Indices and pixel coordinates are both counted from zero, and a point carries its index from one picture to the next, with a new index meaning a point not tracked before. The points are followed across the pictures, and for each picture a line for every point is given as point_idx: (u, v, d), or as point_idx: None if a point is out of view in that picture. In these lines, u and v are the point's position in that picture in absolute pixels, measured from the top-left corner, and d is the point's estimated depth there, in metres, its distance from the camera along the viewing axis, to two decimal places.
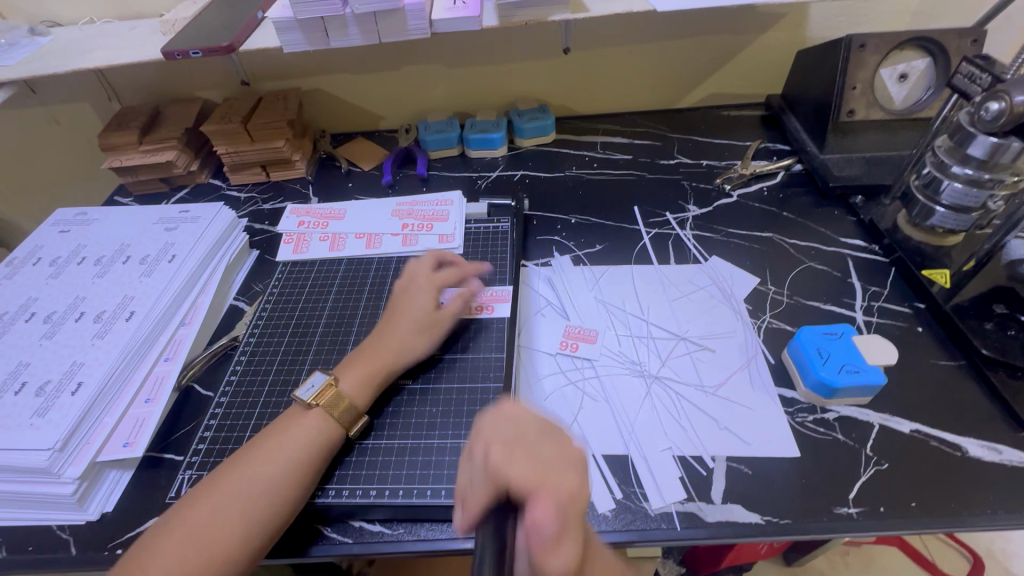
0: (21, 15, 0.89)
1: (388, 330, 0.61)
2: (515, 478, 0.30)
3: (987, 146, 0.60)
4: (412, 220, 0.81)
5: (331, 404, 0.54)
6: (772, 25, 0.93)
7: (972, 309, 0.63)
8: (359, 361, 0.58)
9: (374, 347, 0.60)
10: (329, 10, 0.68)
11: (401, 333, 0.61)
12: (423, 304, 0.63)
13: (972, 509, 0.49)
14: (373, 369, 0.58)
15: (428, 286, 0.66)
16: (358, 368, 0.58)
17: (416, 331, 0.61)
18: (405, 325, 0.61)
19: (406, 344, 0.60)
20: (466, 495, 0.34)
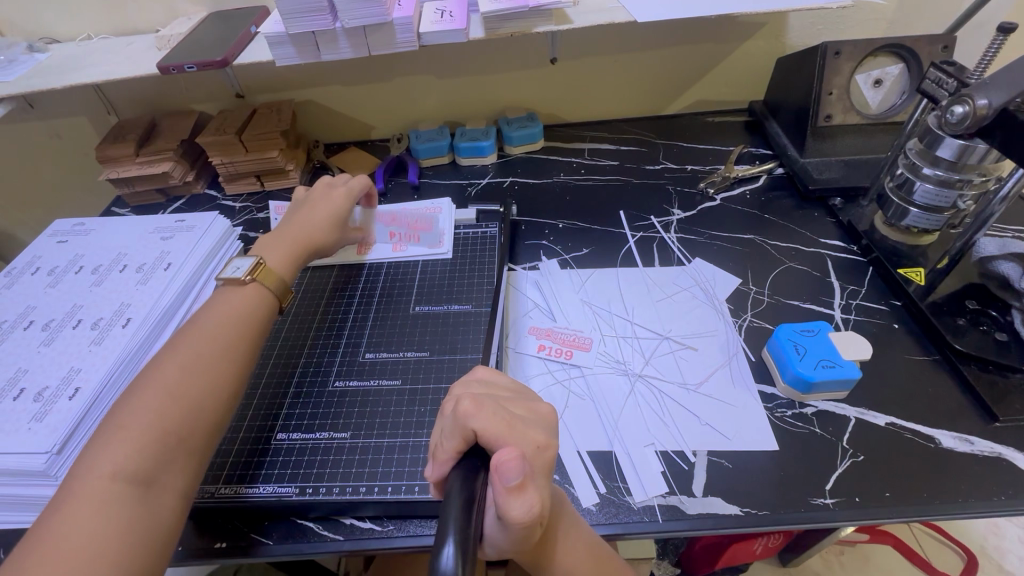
0: (20, 32, 0.91)
1: (305, 217, 0.69)
2: (481, 429, 0.34)
3: (955, 147, 0.63)
4: (400, 229, 0.81)
5: (265, 278, 0.61)
6: (752, 34, 0.95)
7: (946, 305, 0.65)
8: (278, 242, 0.66)
9: (288, 229, 0.68)
10: (319, 25, 0.71)
11: (315, 221, 0.69)
12: (343, 205, 0.72)
13: (943, 498, 0.51)
14: (295, 245, 0.66)
15: (345, 193, 0.73)
16: (279, 248, 0.66)
17: (330, 222, 0.70)
18: (324, 215, 0.70)
19: (322, 227, 0.69)
20: (436, 446, 0.38)
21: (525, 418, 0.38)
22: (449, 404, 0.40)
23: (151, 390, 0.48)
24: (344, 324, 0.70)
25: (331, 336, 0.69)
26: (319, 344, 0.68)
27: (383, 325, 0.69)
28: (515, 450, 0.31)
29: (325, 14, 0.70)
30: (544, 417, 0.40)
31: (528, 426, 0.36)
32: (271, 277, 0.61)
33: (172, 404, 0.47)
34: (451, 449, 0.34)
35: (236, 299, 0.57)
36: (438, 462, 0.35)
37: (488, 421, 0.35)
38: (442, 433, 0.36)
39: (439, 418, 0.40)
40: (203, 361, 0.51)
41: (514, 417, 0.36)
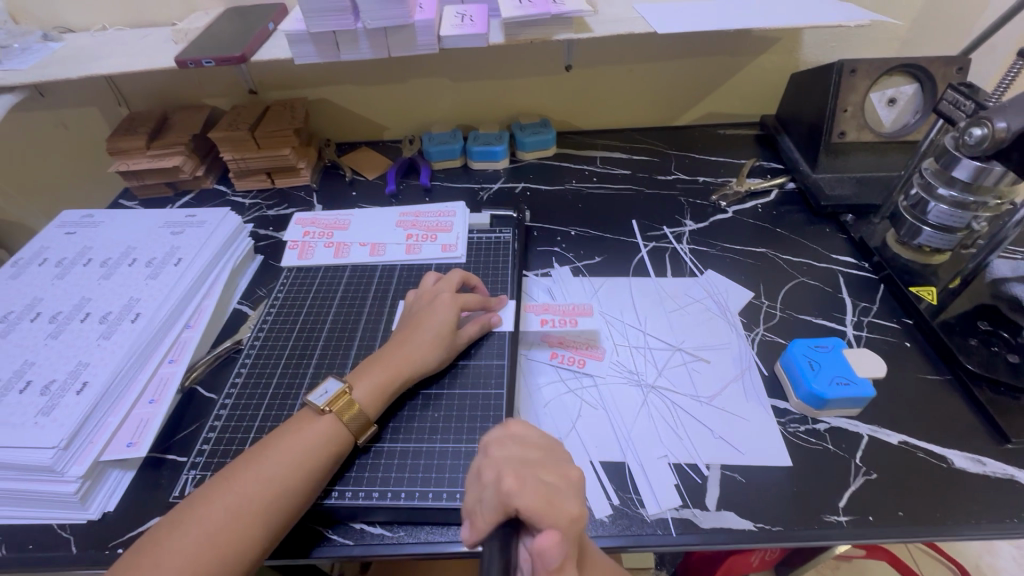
0: (35, 21, 0.91)
1: (407, 343, 0.60)
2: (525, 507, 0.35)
3: (971, 169, 0.63)
4: (554, 315, 0.70)
5: (344, 413, 0.54)
6: (766, 48, 0.96)
7: (957, 325, 0.66)
8: (371, 367, 0.58)
9: (392, 354, 0.59)
10: (341, 25, 0.70)
11: (417, 346, 0.60)
12: (446, 321, 0.62)
13: (956, 518, 0.51)
14: (388, 379, 0.57)
15: (449, 303, 0.64)
16: (370, 376, 0.57)
17: (434, 343, 0.61)
18: (424, 337, 0.61)
19: (422, 355, 0.60)
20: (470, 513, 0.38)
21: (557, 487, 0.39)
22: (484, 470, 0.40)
23: (266, 456, 0.50)
24: (358, 324, 0.70)
25: (342, 337, 0.68)
26: (332, 344, 0.67)
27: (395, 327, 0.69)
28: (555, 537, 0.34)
29: (347, 14, 0.70)
30: (576, 481, 0.41)
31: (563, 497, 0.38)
32: (352, 413, 0.54)
33: (256, 499, 0.47)
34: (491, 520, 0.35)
35: (337, 418, 0.53)
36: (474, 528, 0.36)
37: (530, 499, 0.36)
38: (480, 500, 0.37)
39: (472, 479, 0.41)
40: (322, 441, 0.52)
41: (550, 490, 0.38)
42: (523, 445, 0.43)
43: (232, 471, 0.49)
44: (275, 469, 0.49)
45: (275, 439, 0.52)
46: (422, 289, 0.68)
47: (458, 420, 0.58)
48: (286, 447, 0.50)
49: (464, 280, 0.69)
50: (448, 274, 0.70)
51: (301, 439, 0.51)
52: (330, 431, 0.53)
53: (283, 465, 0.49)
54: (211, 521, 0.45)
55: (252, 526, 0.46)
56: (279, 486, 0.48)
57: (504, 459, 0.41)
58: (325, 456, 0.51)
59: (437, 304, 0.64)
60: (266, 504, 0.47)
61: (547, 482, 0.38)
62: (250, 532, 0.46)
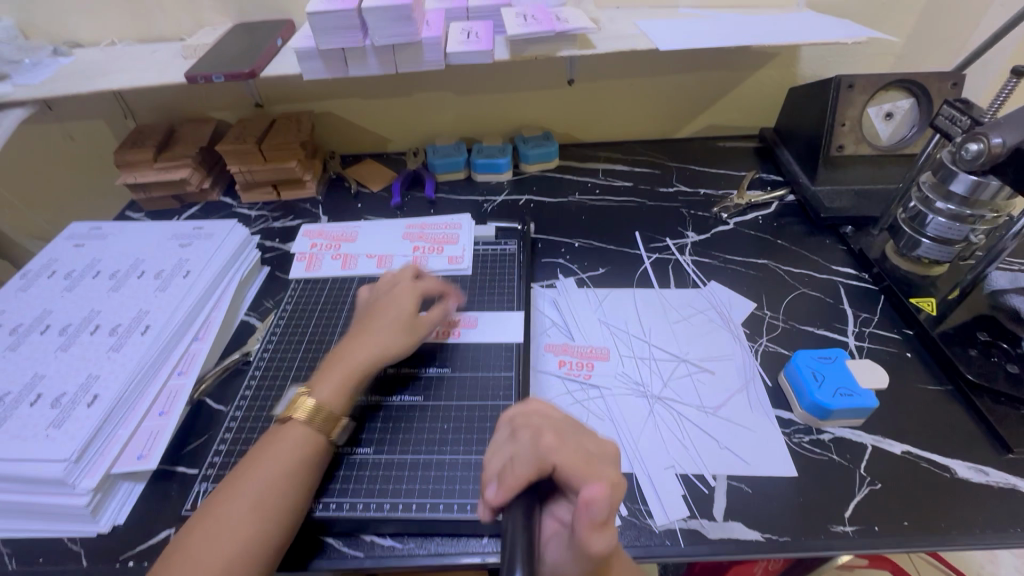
0: (45, 36, 0.92)
1: (359, 338, 0.61)
2: (561, 463, 0.37)
3: (968, 183, 0.65)
4: (571, 357, 0.69)
5: (309, 417, 0.54)
6: (765, 63, 0.98)
7: (957, 335, 0.67)
8: (324, 368, 0.59)
9: (343, 352, 0.60)
10: (350, 42, 0.72)
11: (371, 339, 0.61)
12: (400, 309, 0.63)
13: (961, 528, 0.51)
14: (344, 375, 0.58)
15: (404, 292, 0.65)
16: (325, 377, 0.58)
17: (389, 335, 0.61)
18: (380, 327, 0.62)
19: (376, 343, 0.60)
20: (500, 471, 0.39)
21: (598, 454, 0.40)
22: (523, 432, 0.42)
23: (255, 466, 0.51)
24: None
25: None
26: None
27: None
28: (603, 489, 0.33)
29: (357, 31, 0.71)
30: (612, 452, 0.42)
31: (603, 462, 0.39)
32: (320, 413, 0.54)
33: (251, 508, 0.48)
34: (524, 474, 0.37)
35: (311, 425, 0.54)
36: (504, 485, 0.37)
37: (568, 455, 0.38)
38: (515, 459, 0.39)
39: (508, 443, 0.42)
40: (304, 445, 0.53)
41: (591, 454, 0.39)
42: (549, 417, 0.44)
43: (214, 495, 0.49)
44: (266, 477, 0.50)
45: (253, 455, 0.52)
46: (376, 286, 0.69)
47: (467, 431, 0.58)
48: (272, 454, 0.52)
49: (418, 271, 0.70)
50: (403, 267, 0.71)
51: (284, 444, 0.52)
52: (306, 441, 0.53)
53: (271, 471, 0.50)
54: (210, 536, 0.46)
55: (240, 540, 0.46)
56: (271, 491, 0.49)
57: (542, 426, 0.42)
58: (300, 464, 0.51)
59: (388, 299, 0.65)
60: (249, 518, 0.47)
61: (587, 447, 0.40)
62: (250, 539, 0.46)
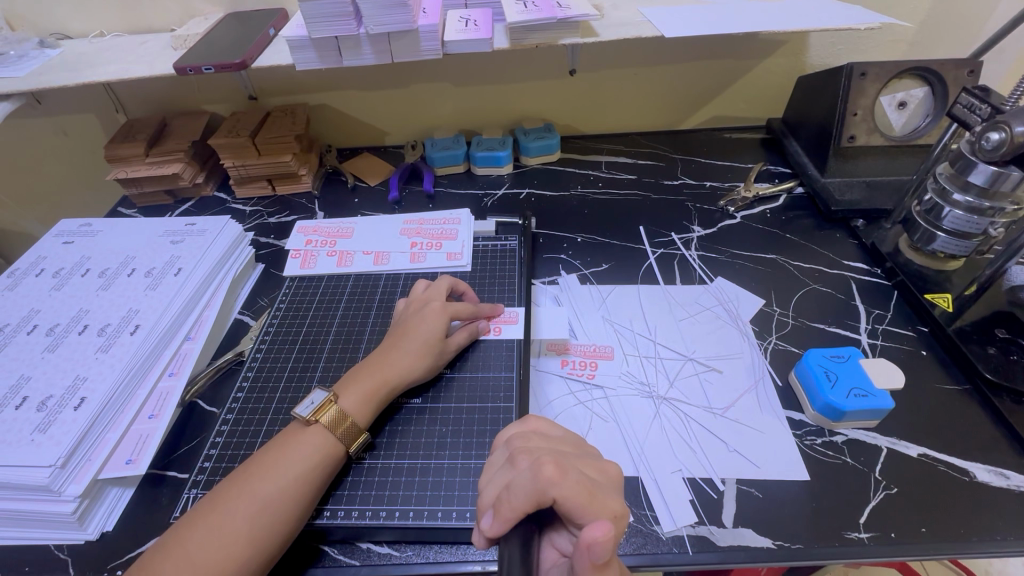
0: (32, 27, 0.90)
1: (393, 352, 0.59)
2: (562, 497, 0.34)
3: (988, 174, 0.62)
4: (574, 358, 0.67)
5: (333, 424, 0.52)
6: (773, 51, 0.95)
7: (975, 332, 0.64)
8: (357, 376, 0.57)
9: (377, 361, 0.58)
10: (344, 30, 0.69)
11: (405, 354, 0.59)
12: (434, 330, 0.60)
13: (980, 534, 0.49)
14: (373, 387, 0.56)
15: (439, 312, 0.62)
16: (356, 386, 0.56)
17: (421, 352, 0.59)
18: (412, 345, 0.59)
19: (409, 364, 0.58)
20: (497, 496, 0.37)
21: (600, 483, 0.38)
22: (519, 455, 0.39)
23: (259, 472, 0.48)
24: (362, 334, 0.68)
25: (346, 349, 0.67)
26: (336, 356, 0.66)
27: None
28: (607, 530, 0.32)
29: (350, 19, 0.68)
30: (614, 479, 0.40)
31: (605, 492, 0.37)
32: (341, 424, 0.53)
33: (249, 517, 0.45)
34: (521, 507, 0.34)
35: (324, 434, 0.52)
36: (501, 516, 0.35)
37: (570, 489, 0.35)
38: (511, 485, 0.36)
39: (503, 466, 0.40)
40: (314, 455, 0.50)
41: (593, 483, 0.37)
42: (548, 440, 0.43)
43: (220, 493, 0.48)
44: (269, 485, 0.47)
45: (267, 454, 0.50)
46: (412, 297, 0.67)
47: (466, 435, 0.56)
48: (278, 461, 0.49)
49: (452, 287, 0.67)
50: (436, 281, 0.68)
51: (291, 452, 0.50)
52: (322, 449, 0.51)
53: (275, 480, 0.48)
54: (203, 542, 0.44)
55: (240, 547, 0.44)
56: (271, 502, 0.47)
57: (540, 450, 0.40)
58: (313, 473, 0.49)
59: (425, 313, 0.62)
60: (254, 525, 0.45)
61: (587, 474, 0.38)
62: (243, 551, 0.44)
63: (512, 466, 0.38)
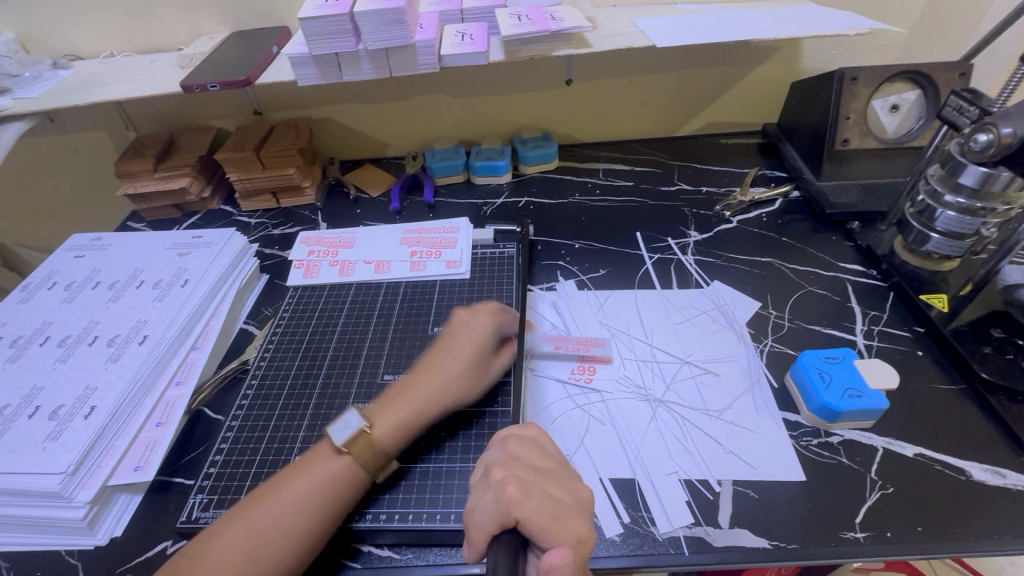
0: (45, 49, 0.93)
1: (434, 374, 0.59)
2: (526, 519, 0.35)
3: (978, 175, 0.63)
4: (570, 361, 0.68)
5: (366, 452, 0.52)
6: (767, 57, 0.96)
7: (971, 332, 0.64)
8: (390, 404, 0.56)
9: (419, 385, 0.58)
10: (343, 47, 0.71)
11: (448, 375, 0.59)
12: (475, 349, 0.62)
13: (977, 533, 0.50)
14: (409, 413, 0.56)
15: (484, 324, 0.65)
16: (393, 412, 0.55)
17: (465, 374, 0.60)
18: (454, 367, 0.60)
19: (451, 385, 0.59)
20: (467, 515, 0.38)
21: (566, 504, 0.38)
22: (492, 468, 0.40)
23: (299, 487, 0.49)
24: (363, 341, 0.70)
25: (349, 354, 0.68)
26: (338, 362, 0.67)
27: (401, 347, 0.68)
28: (564, 556, 0.34)
29: (349, 36, 0.70)
30: (585, 501, 0.40)
31: (570, 515, 0.37)
32: (375, 454, 0.52)
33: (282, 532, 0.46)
34: (486, 530, 0.35)
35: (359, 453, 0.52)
36: (472, 542, 0.36)
37: (532, 511, 0.36)
38: (477, 509, 0.37)
39: (478, 481, 0.41)
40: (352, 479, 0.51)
41: (557, 505, 0.37)
42: (539, 449, 0.44)
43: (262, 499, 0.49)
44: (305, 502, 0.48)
45: (297, 471, 0.51)
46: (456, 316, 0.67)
47: (464, 439, 0.57)
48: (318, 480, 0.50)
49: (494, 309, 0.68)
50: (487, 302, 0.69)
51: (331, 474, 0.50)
52: (345, 472, 0.51)
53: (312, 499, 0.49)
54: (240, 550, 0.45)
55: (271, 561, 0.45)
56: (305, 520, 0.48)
57: (517, 464, 0.41)
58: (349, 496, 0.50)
59: (466, 333, 0.63)
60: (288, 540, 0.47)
61: (554, 497, 0.38)
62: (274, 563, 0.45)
63: (485, 481, 0.40)
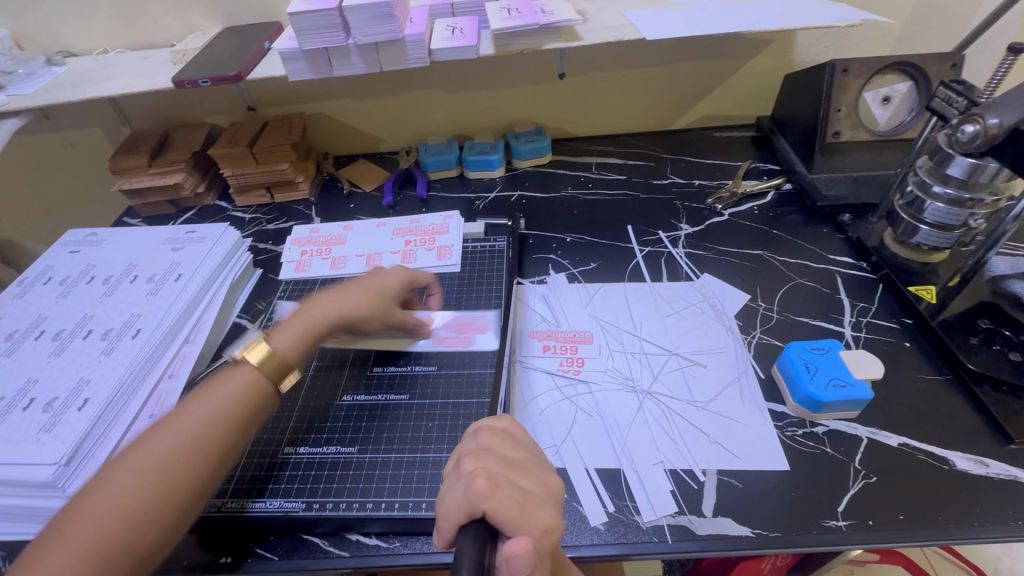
0: (39, 46, 0.93)
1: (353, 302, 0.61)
2: (494, 511, 0.35)
3: (965, 167, 0.62)
4: (559, 355, 0.68)
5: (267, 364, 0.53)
6: (760, 50, 0.96)
7: (958, 324, 0.65)
8: (296, 318, 0.58)
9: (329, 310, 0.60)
10: (332, 42, 0.72)
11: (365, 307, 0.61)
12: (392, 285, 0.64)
13: (958, 521, 0.50)
14: (314, 326, 0.58)
15: (397, 273, 0.66)
16: (299, 326, 0.57)
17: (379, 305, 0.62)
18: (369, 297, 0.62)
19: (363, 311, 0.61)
20: (439, 504, 0.38)
21: (535, 495, 0.38)
22: (464, 459, 0.40)
23: (188, 415, 0.47)
24: None
25: (339, 346, 0.69)
26: (328, 356, 0.68)
27: None
28: (526, 544, 0.32)
29: (339, 31, 0.71)
30: (554, 491, 0.40)
31: (538, 506, 0.37)
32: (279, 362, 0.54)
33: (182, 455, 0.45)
34: (454, 519, 0.35)
35: (237, 379, 0.51)
36: (442, 531, 0.36)
37: (500, 502, 0.35)
38: (447, 499, 0.37)
39: (450, 473, 0.41)
40: (246, 400, 0.51)
41: (525, 496, 0.37)
42: (512, 442, 0.44)
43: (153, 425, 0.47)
44: (196, 426, 0.47)
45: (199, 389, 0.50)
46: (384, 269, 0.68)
47: (451, 430, 0.58)
48: (208, 401, 0.49)
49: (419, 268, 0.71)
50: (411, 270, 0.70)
51: (217, 401, 0.49)
52: (249, 384, 0.51)
53: (207, 421, 0.47)
54: (125, 476, 0.43)
55: (167, 479, 0.43)
56: (203, 443, 0.46)
57: (488, 455, 0.40)
58: (243, 413, 0.50)
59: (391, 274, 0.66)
60: (185, 458, 0.45)
61: (523, 487, 0.38)
62: (173, 483, 0.44)
63: (457, 473, 0.39)
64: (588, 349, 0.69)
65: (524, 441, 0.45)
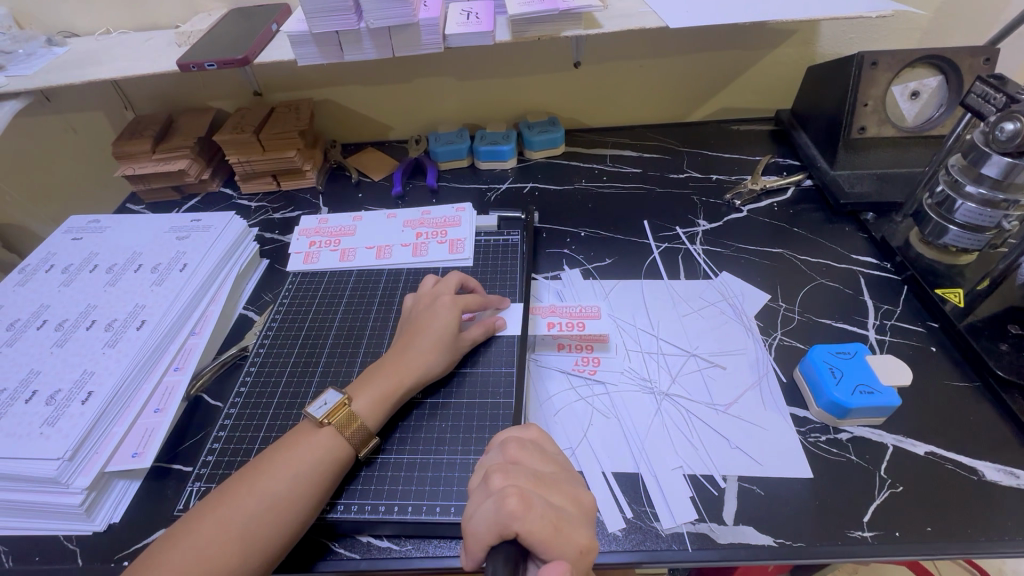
0: (39, 25, 0.91)
1: (407, 351, 0.59)
2: (528, 533, 0.34)
3: (1002, 166, 0.60)
4: (575, 354, 0.67)
5: (344, 425, 0.52)
6: (782, 41, 0.93)
7: (987, 329, 0.63)
8: (374, 376, 0.57)
9: (392, 361, 0.58)
10: (343, 25, 0.69)
11: (420, 353, 0.59)
12: (447, 325, 0.61)
13: (987, 534, 0.48)
14: (389, 388, 0.56)
15: (449, 306, 0.62)
16: (371, 386, 0.56)
17: (436, 348, 0.59)
18: (426, 342, 0.59)
19: (426, 360, 0.59)
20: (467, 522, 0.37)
21: (568, 514, 0.37)
22: (492, 475, 0.39)
23: (267, 477, 0.48)
24: (363, 329, 0.69)
25: (349, 342, 0.67)
26: (337, 351, 0.66)
27: None
28: None
29: (350, 13, 0.68)
30: (587, 508, 0.39)
31: (573, 526, 0.36)
32: (353, 425, 0.53)
33: (261, 519, 0.46)
34: (484, 540, 0.34)
35: (317, 445, 0.51)
36: (471, 551, 0.35)
37: (534, 524, 0.34)
38: (476, 516, 0.35)
39: (478, 487, 0.39)
40: (324, 467, 0.50)
41: (559, 516, 0.36)
42: (541, 454, 0.43)
43: (233, 485, 0.48)
44: (274, 491, 0.47)
45: (272, 457, 0.50)
46: (421, 292, 0.67)
47: (465, 431, 0.57)
48: (285, 462, 0.49)
49: (462, 283, 0.68)
50: (446, 276, 0.68)
51: (296, 467, 0.49)
52: (329, 445, 0.51)
53: (283, 485, 0.48)
54: (206, 536, 0.44)
55: (242, 543, 0.45)
56: (275, 510, 0.47)
57: (518, 469, 0.40)
58: (319, 479, 0.49)
59: (437, 307, 0.62)
60: (262, 521, 0.46)
61: (557, 506, 0.37)
62: (247, 550, 0.45)
63: (485, 488, 0.38)
64: (604, 349, 0.67)
65: (552, 453, 0.44)
